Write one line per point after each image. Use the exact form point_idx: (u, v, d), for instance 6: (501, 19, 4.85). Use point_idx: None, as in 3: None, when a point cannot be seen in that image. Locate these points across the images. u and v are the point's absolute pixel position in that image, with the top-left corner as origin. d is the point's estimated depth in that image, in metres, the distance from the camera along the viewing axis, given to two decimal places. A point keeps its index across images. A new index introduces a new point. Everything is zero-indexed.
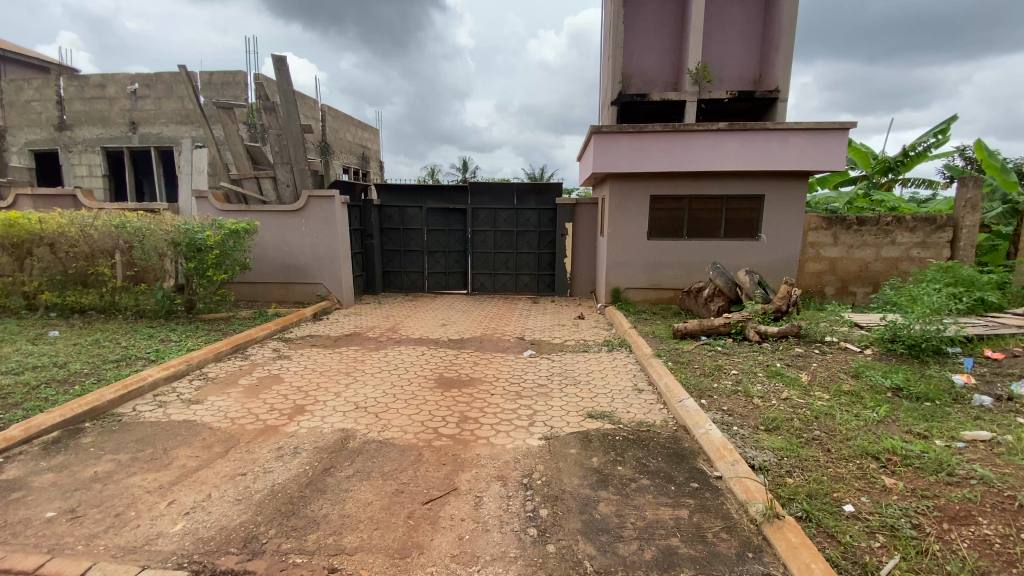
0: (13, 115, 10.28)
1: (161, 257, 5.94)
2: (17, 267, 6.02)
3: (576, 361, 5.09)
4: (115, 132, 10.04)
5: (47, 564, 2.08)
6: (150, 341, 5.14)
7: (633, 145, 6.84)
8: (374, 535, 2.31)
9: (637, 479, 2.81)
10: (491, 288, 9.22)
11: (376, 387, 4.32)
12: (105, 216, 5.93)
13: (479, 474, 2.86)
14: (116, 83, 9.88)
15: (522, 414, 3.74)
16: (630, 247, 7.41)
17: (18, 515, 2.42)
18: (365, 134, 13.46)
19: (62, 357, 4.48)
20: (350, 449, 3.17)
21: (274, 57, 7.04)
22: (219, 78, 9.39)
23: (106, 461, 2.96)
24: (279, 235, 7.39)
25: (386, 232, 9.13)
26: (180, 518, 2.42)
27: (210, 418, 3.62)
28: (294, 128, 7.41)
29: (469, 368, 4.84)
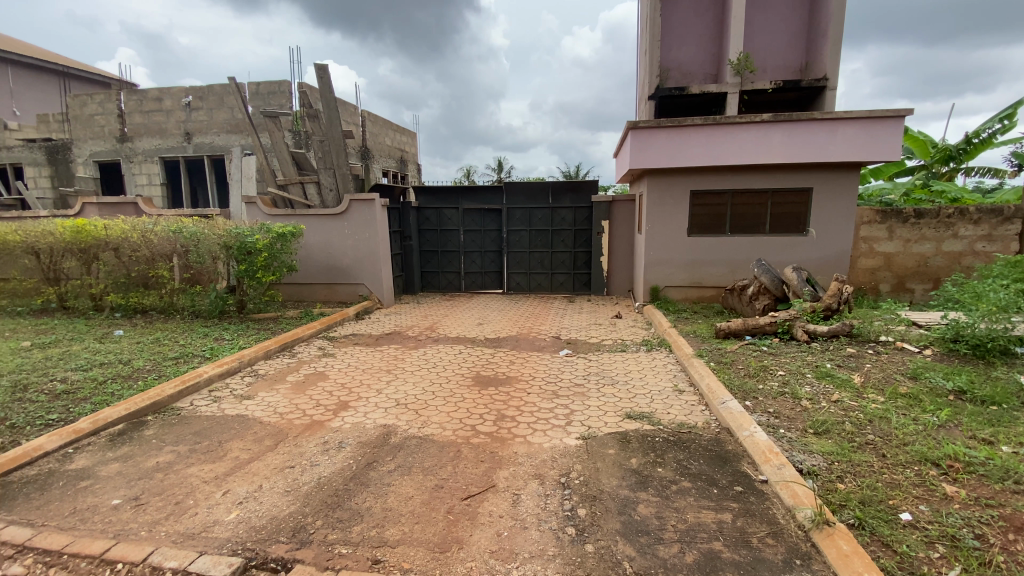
0: (79, 128, 11.02)
1: (214, 260, 6.26)
2: (86, 270, 6.48)
3: (614, 361, 5.03)
4: (171, 143, 10.66)
5: (113, 548, 2.24)
6: (205, 340, 5.43)
7: (671, 140, 6.70)
8: (415, 528, 2.37)
9: (678, 481, 2.76)
10: (527, 287, 9.24)
11: (416, 384, 4.42)
12: (164, 222, 6.31)
13: (517, 472, 2.88)
14: (172, 96, 10.49)
15: (559, 413, 3.73)
16: (669, 245, 7.26)
17: (88, 501, 2.61)
18: (403, 137, 13.75)
19: (126, 355, 4.80)
20: (391, 444, 3.26)
21: (317, 66, 7.30)
22: (265, 88, 9.81)
23: (166, 452, 3.15)
24: (323, 238, 7.66)
25: (424, 233, 9.30)
26: (234, 507, 2.55)
27: (260, 413, 3.80)
28: (336, 134, 7.67)
29: (505, 367, 4.88)
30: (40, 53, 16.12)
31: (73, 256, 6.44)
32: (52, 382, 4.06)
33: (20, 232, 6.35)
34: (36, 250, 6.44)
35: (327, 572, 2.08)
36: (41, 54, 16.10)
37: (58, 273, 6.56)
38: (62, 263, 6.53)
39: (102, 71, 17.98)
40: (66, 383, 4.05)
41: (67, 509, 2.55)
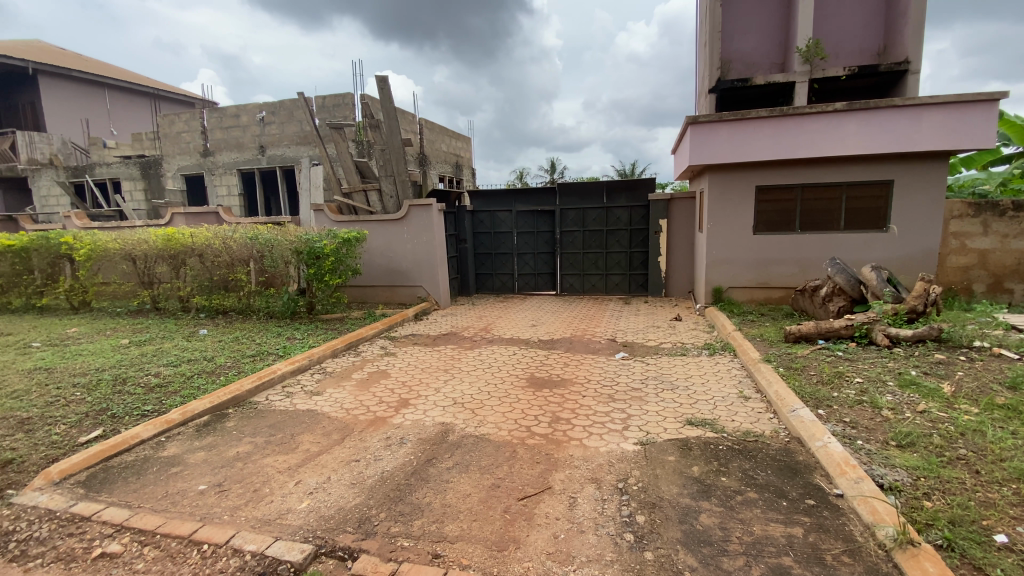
0: (168, 145, 12.07)
1: (286, 264, 6.67)
2: (175, 274, 7.11)
3: (673, 365, 4.89)
4: (248, 156, 11.48)
5: (200, 530, 2.44)
6: (279, 339, 5.81)
7: (734, 134, 6.42)
8: (473, 526, 2.42)
9: (743, 491, 2.64)
10: (581, 288, 9.15)
11: (472, 384, 4.50)
12: (241, 230, 6.82)
13: (573, 475, 2.87)
14: (248, 112, 11.31)
15: (616, 418, 3.68)
16: (732, 244, 6.95)
17: (178, 486, 2.87)
18: (458, 142, 14.05)
19: (210, 352, 5.22)
20: (449, 442, 3.35)
21: (377, 78, 7.63)
22: (331, 100, 10.35)
23: (245, 443, 3.40)
24: (383, 242, 7.98)
25: (479, 236, 9.45)
26: (305, 497, 2.71)
27: (328, 408, 4.01)
28: (396, 142, 7.97)
29: (560, 369, 4.86)
30: (135, 78, 17.82)
31: (164, 261, 7.08)
32: (148, 376, 4.50)
33: (121, 240, 7.07)
34: (134, 257, 7.16)
35: (390, 564, 2.16)
36: (136, 79, 17.84)
37: (152, 277, 7.24)
38: (155, 268, 7.21)
39: (187, 91, 19.65)
40: (160, 377, 4.46)
41: (161, 492, 2.81)
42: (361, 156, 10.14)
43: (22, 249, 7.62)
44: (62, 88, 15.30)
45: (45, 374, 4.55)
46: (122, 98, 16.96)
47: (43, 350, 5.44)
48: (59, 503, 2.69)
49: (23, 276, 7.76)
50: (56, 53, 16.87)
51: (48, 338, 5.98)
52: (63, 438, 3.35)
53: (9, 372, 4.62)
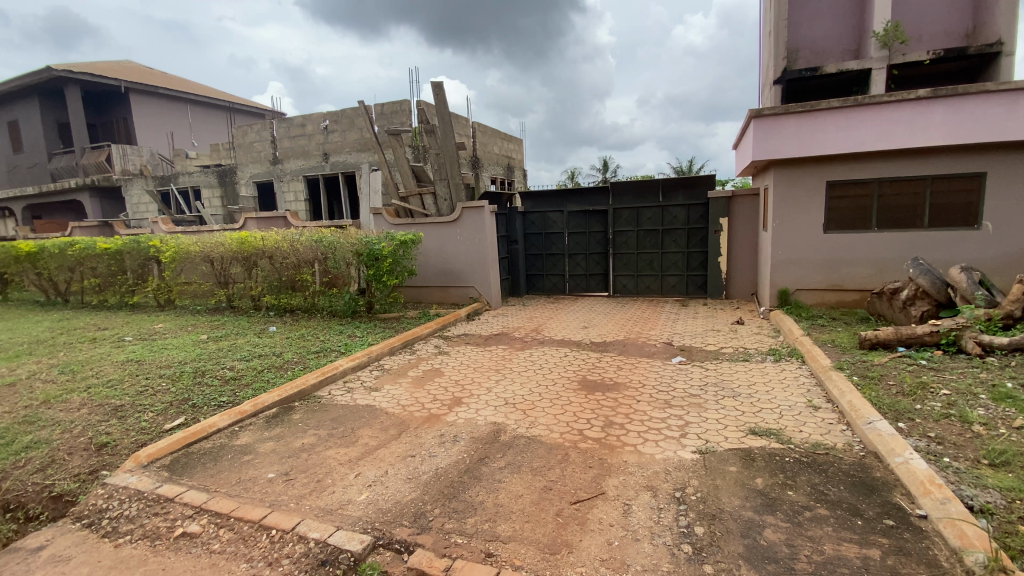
0: (241, 154, 12.95)
1: (348, 265, 6.98)
2: (248, 275, 7.61)
3: (734, 371, 4.67)
4: (313, 162, 12.11)
5: (269, 515, 2.59)
6: (341, 337, 6.08)
7: (802, 127, 6.06)
8: (526, 527, 2.42)
9: (812, 507, 2.48)
10: (635, 289, 8.95)
11: (523, 385, 4.51)
12: (307, 233, 7.20)
13: (627, 481, 2.80)
14: (313, 121, 11.92)
15: (672, 424, 3.56)
16: (799, 243, 6.56)
17: (249, 473, 3.06)
18: (510, 144, 14.14)
19: (278, 348, 5.55)
20: (501, 442, 3.37)
21: (433, 84, 7.81)
22: (389, 107, 10.71)
23: (310, 435, 3.58)
24: (437, 244, 8.16)
25: (530, 237, 9.46)
26: (364, 489, 2.82)
27: (386, 404, 4.15)
28: (450, 146, 8.15)
29: (613, 372, 4.77)
30: (214, 93, 19.24)
31: (238, 263, 7.60)
32: (224, 369, 4.84)
33: (201, 243, 7.67)
34: (212, 258, 7.73)
35: (444, 560, 2.20)
36: (214, 94, 19.26)
37: (227, 277, 7.79)
38: (230, 269, 7.75)
39: (258, 103, 20.99)
40: (234, 370, 4.79)
41: (234, 478, 3.01)
42: (417, 160, 10.43)
43: (117, 252, 8.43)
44: (151, 104, 16.78)
45: (136, 365, 5.00)
46: (201, 112, 18.36)
47: (134, 344, 5.99)
48: (146, 484, 2.94)
49: (119, 276, 8.59)
50: (146, 73, 18.52)
51: (139, 333, 6.57)
52: (150, 424, 3.67)
53: (107, 363, 5.12)
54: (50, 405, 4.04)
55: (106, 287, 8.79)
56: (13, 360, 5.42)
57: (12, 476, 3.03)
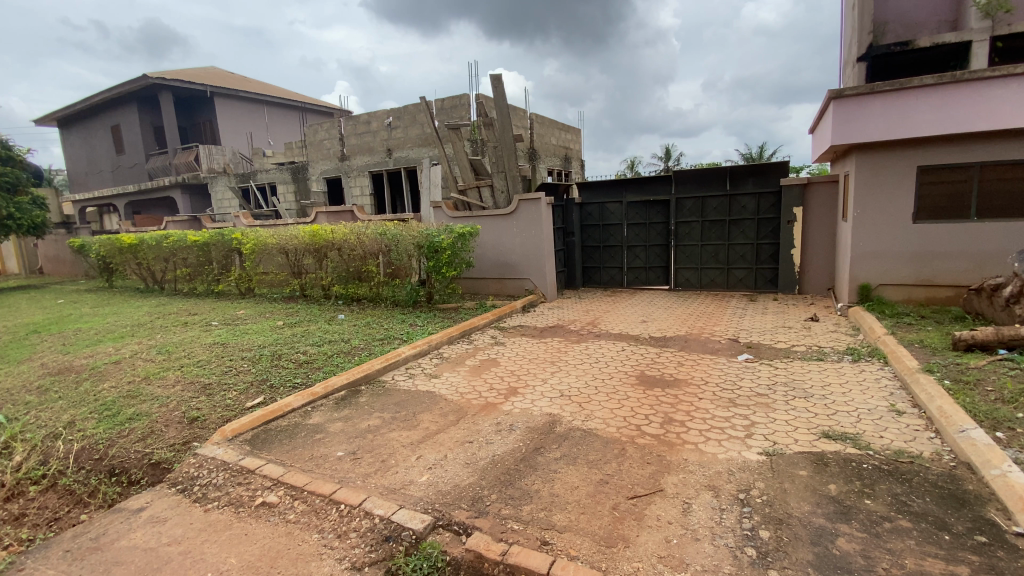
0: (312, 151, 13.68)
1: (410, 257, 7.24)
2: (318, 265, 8.06)
3: (806, 370, 4.40)
4: (377, 158, 12.59)
5: (339, 491, 2.75)
6: (403, 325, 6.32)
7: (890, 107, 5.55)
8: (582, 518, 2.42)
9: (893, 518, 2.31)
10: (697, 283, 8.62)
11: (579, 377, 4.49)
12: (372, 226, 7.52)
13: (687, 480, 2.73)
14: (377, 118, 12.38)
15: (737, 424, 3.41)
16: (884, 234, 6.05)
17: (320, 451, 3.27)
18: (568, 135, 13.99)
19: (347, 335, 5.86)
20: (557, 433, 3.38)
21: (492, 77, 7.88)
22: (449, 102, 10.91)
23: (375, 417, 3.76)
24: (495, 236, 8.25)
25: (587, 228, 9.34)
26: (425, 471, 2.93)
27: (445, 391, 4.28)
28: (508, 138, 8.18)
29: (674, 368, 4.64)
30: (288, 95, 20.43)
31: (310, 255, 8.07)
32: (298, 353, 5.18)
33: (277, 236, 8.21)
34: (287, 250, 8.26)
35: (501, 544, 2.25)
36: (287, 95, 20.43)
37: (300, 268, 8.30)
38: (303, 261, 8.25)
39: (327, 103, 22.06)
40: (307, 355, 5.12)
41: (307, 454, 3.23)
42: (476, 153, 10.57)
43: (205, 244, 9.20)
44: (233, 107, 18.06)
45: (221, 348, 5.45)
46: (276, 112, 19.54)
47: (220, 328, 6.54)
48: (231, 456, 3.22)
49: (206, 266, 9.38)
50: (229, 78, 19.96)
51: (223, 318, 7.16)
52: (234, 402, 4.00)
53: (196, 345, 5.62)
54: (149, 381, 4.52)
55: (196, 276, 9.63)
56: (120, 340, 6.08)
57: (117, 445, 3.42)
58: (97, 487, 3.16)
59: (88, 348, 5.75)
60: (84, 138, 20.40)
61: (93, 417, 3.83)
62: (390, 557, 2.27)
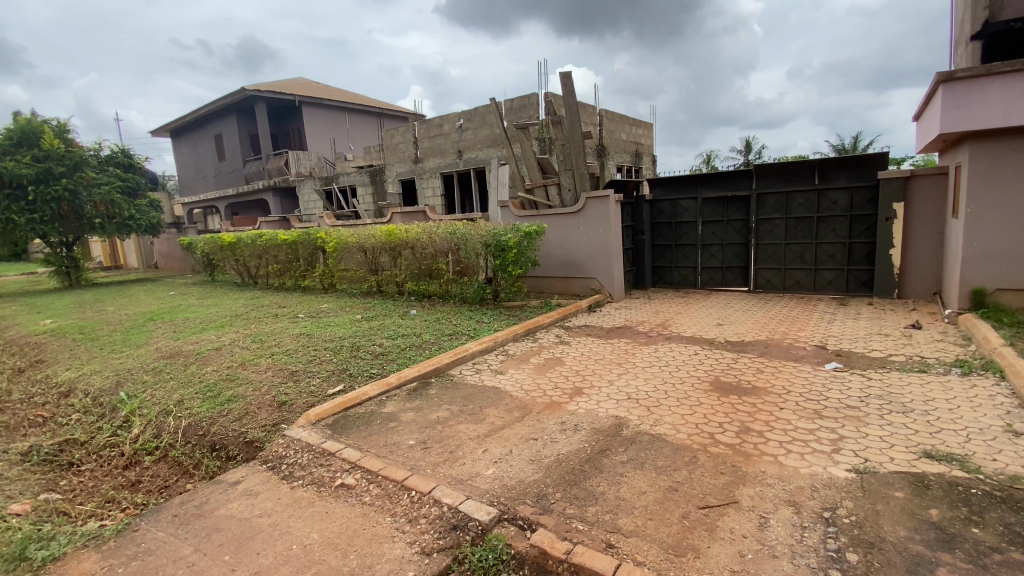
0: (389, 155, 14.37)
1: (478, 256, 7.40)
2: (392, 262, 8.46)
3: (905, 383, 3.99)
4: (449, 159, 12.97)
5: (410, 478, 2.89)
6: (470, 322, 6.47)
7: (1012, 89, 4.88)
8: (648, 524, 2.37)
9: (1005, 551, 2.05)
10: (779, 285, 8.09)
11: (648, 381, 4.37)
12: (443, 225, 7.77)
13: (765, 493, 2.58)
14: (449, 121, 12.75)
15: (822, 437, 3.17)
16: (1005, 232, 5.33)
17: (393, 439, 3.43)
18: (639, 130, 13.61)
19: (418, 330, 6.09)
20: (624, 436, 3.32)
21: (561, 75, 7.85)
22: (518, 102, 11.01)
23: (444, 409, 3.90)
24: (561, 234, 8.22)
25: (658, 226, 9.06)
26: (491, 464, 3.00)
27: (511, 387, 4.34)
28: (576, 135, 8.11)
29: (752, 375, 4.38)
30: (366, 101, 21.55)
31: (386, 253, 8.49)
32: (374, 345, 5.47)
33: (357, 235, 8.72)
34: (365, 249, 8.74)
35: (565, 543, 2.25)
36: (366, 101, 21.55)
37: (377, 266, 8.75)
38: (380, 259, 8.69)
39: (402, 108, 23.03)
40: (383, 347, 5.40)
41: (382, 441, 3.41)
42: (544, 151, 10.59)
43: (293, 242, 9.96)
44: (318, 114, 19.35)
45: (307, 338, 5.88)
46: (356, 118, 20.71)
47: (305, 320, 7.05)
48: (314, 438, 3.47)
49: (294, 262, 10.15)
50: (315, 87, 21.40)
51: (309, 311, 7.72)
52: (318, 388, 4.31)
53: (285, 335, 6.10)
54: (245, 367, 4.97)
55: (285, 271, 10.46)
56: (221, 329, 6.74)
57: (218, 423, 3.80)
58: (200, 460, 3.53)
59: (194, 335, 6.43)
60: (192, 147, 22.69)
61: (198, 397, 4.28)
62: (457, 546, 2.35)
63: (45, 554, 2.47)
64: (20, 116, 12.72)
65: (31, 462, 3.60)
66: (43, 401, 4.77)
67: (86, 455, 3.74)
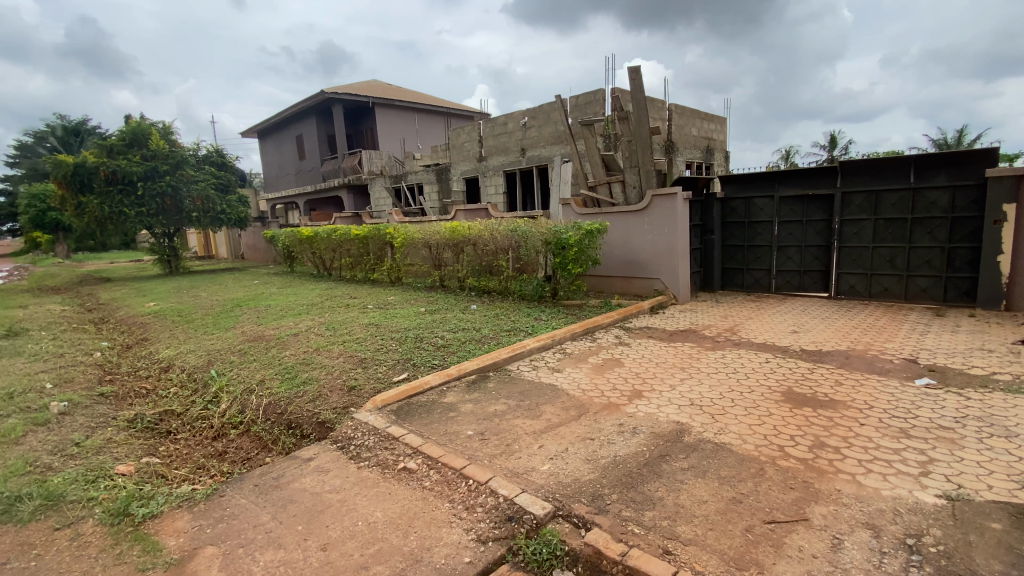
0: (455, 153, 14.73)
1: (538, 253, 7.42)
2: (455, 258, 8.69)
3: (1010, 405, 3.57)
4: (512, 157, 13.08)
5: (467, 466, 2.97)
6: (529, 318, 6.53)
7: None
8: (709, 534, 2.29)
9: None
10: (864, 291, 7.49)
11: (712, 387, 4.21)
12: (504, 222, 7.86)
13: (840, 513, 2.41)
14: (514, 119, 12.84)
15: (909, 459, 2.91)
16: None
17: (452, 428, 3.54)
18: (711, 125, 13.02)
19: (478, 324, 6.23)
20: (685, 442, 3.22)
21: (630, 69, 7.68)
22: (583, 99, 10.91)
23: (502, 403, 3.97)
24: (625, 233, 8.06)
25: (729, 226, 8.66)
26: (546, 461, 3.02)
27: (568, 386, 4.34)
28: (643, 132, 7.92)
29: (829, 388, 4.09)
30: (435, 101, 22.20)
31: (449, 249, 8.73)
32: (436, 337, 5.66)
33: (423, 231, 9.03)
34: (429, 244, 9.03)
35: (620, 545, 2.23)
36: (434, 101, 22.21)
37: (441, 261, 9.02)
38: (443, 254, 8.96)
39: (468, 107, 23.51)
40: (445, 339, 5.58)
41: (441, 429, 3.53)
42: (608, 148, 10.41)
43: (364, 237, 10.50)
44: (389, 114, 20.16)
45: (375, 328, 6.18)
46: (424, 118, 21.39)
47: (373, 311, 7.42)
48: (380, 423, 3.65)
49: (364, 256, 10.69)
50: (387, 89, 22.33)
51: (377, 302, 8.11)
52: (384, 375, 4.54)
53: (355, 324, 6.45)
54: (319, 352, 5.32)
55: (356, 265, 11.03)
56: (298, 316, 7.25)
57: (295, 403, 4.09)
58: (278, 436, 3.82)
59: (275, 321, 6.95)
60: (276, 146, 24.41)
61: (277, 378, 4.63)
62: (512, 537, 2.40)
63: (146, 511, 2.78)
64: (132, 119, 14.25)
65: (137, 428, 4.06)
66: (147, 375, 5.35)
67: (182, 425, 4.16)
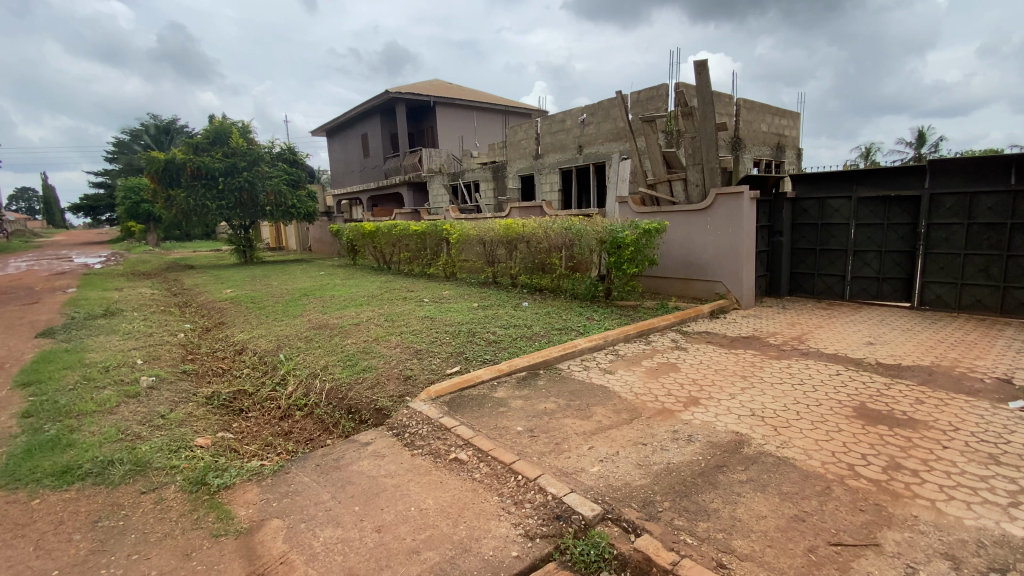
0: (511, 150, 14.81)
1: (592, 252, 7.33)
2: (509, 255, 8.75)
3: None
4: (569, 155, 12.97)
5: (517, 462, 3.00)
6: (580, 318, 6.48)
7: None
8: (767, 551, 2.19)
9: None
10: (952, 302, 6.83)
11: (776, 398, 3.99)
12: (560, 220, 7.81)
13: (916, 541, 2.23)
14: (572, 116, 12.71)
15: (999, 488, 2.64)
16: None
17: (502, 423, 3.58)
18: (782, 121, 12.30)
19: (530, 321, 6.26)
20: (744, 454, 3.08)
21: (696, 63, 7.41)
22: (645, 94, 10.64)
23: (552, 401, 3.96)
24: (685, 233, 7.79)
25: (799, 228, 8.17)
26: (596, 462, 2.99)
27: (620, 388, 4.27)
28: (708, 128, 7.61)
29: (908, 406, 3.77)
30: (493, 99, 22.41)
31: (504, 246, 8.80)
32: (488, 333, 5.73)
33: (478, 228, 9.16)
34: (484, 241, 9.16)
35: (671, 554, 2.18)
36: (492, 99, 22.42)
37: (495, 257, 9.11)
38: (498, 251, 9.04)
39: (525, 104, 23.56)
40: (496, 335, 5.64)
41: (492, 423, 3.58)
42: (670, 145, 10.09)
43: (422, 233, 10.80)
44: (448, 113, 20.58)
45: (430, 321, 6.36)
46: (482, 116, 21.65)
47: (429, 304, 7.63)
48: (433, 413, 3.75)
49: (421, 251, 11.00)
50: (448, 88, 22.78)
51: (432, 296, 8.33)
52: (437, 367, 4.66)
53: (412, 316, 6.66)
54: (377, 342, 5.54)
55: (413, 259, 11.37)
56: (359, 307, 7.57)
57: (354, 390, 4.29)
58: (339, 420, 4.02)
59: (338, 311, 7.30)
60: (343, 144, 25.54)
61: (339, 365, 4.87)
62: (560, 535, 2.40)
63: (220, 482, 3.02)
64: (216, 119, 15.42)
65: (213, 404, 4.40)
66: (223, 356, 5.79)
67: (253, 404, 4.47)
